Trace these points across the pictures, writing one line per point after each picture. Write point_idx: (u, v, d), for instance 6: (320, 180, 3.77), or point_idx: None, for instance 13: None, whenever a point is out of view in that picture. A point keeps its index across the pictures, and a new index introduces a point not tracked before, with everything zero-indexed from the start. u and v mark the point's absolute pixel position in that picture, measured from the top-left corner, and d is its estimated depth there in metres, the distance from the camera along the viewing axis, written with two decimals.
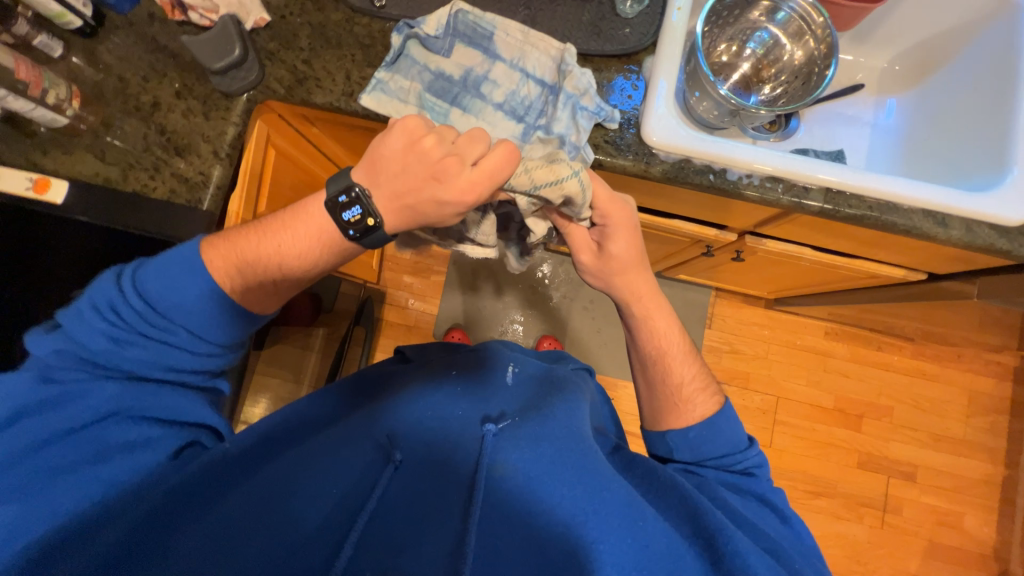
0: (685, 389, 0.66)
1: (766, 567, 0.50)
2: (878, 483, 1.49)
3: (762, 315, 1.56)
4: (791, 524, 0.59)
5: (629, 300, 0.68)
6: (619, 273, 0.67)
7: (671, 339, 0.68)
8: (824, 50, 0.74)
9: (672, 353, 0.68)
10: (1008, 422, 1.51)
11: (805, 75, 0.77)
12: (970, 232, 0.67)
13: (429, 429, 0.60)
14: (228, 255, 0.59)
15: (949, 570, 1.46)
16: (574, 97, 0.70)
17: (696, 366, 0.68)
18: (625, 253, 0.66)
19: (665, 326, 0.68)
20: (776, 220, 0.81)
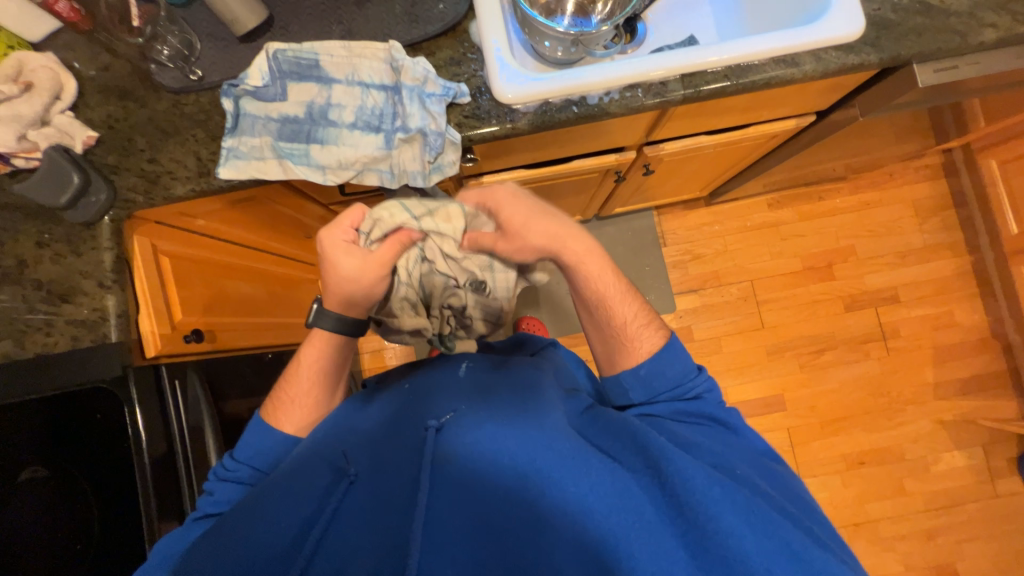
0: (630, 328, 0.72)
1: (707, 479, 0.55)
2: (870, 317, 1.55)
3: (707, 213, 1.59)
4: (741, 431, 0.67)
5: (552, 247, 0.70)
6: (524, 228, 0.69)
7: (605, 280, 0.72)
8: None
9: (612, 294, 0.72)
10: (957, 213, 1.57)
11: None
12: (820, 60, 0.69)
13: (382, 446, 0.66)
14: (275, 398, 0.75)
15: (959, 365, 1.53)
16: (417, 87, 0.67)
17: (637, 304, 0.73)
18: (516, 215, 0.69)
19: (597, 269, 0.71)
20: (662, 124, 0.82)
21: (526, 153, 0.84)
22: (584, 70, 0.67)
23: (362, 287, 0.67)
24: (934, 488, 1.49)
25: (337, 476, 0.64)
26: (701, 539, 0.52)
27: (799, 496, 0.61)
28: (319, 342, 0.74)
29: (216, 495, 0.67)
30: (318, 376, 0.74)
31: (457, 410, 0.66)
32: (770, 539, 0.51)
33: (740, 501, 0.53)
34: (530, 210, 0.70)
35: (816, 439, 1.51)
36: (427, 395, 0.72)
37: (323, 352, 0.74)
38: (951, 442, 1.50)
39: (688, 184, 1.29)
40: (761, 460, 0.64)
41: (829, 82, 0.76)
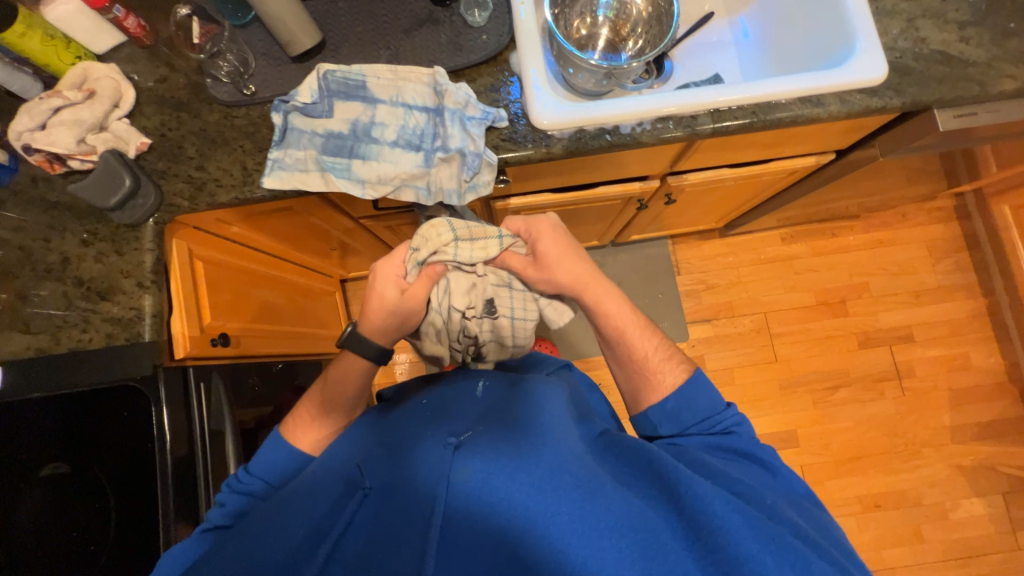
0: (653, 362, 0.73)
1: (726, 505, 0.54)
2: (884, 355, 1.55)
3: (721, 244, 1.61)
4: (782, 474, 0.63)
5: (574, 289, 0.75)
6: (556, 264, 0.73)
7: (624, 317, 0.75)
8: None
9: (631, 328, 0.75)
10: (970, 255, 1.58)
11: (657, 20, 0.83)
12: (845, 102, 0.72)
13: (395, 459, 0.65)
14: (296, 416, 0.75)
15: (976, 408, 1.51)
16: (458, 110, 0.71)
17: (657, 338, 0.75)
18: (551, 247, 0.73)
19: (615, 308, 0.75)
20: (687, 155, 0.85)
21: (555, 177, 0.87)
22: (617, 103, 0.70)
23: (398, 316, 0.72)
24: (953, 536, 1.44)
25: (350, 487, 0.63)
26: (721, 564, 0.51)
27: (831, 532, 0.58)
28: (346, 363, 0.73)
29: (227, 506, 0.66)
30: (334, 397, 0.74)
31: (474, 429, 0.65)
32: (791, 569, 0.50)
33: (758, 527, 0.53)
34: (566, 246, 0.74)
35: (830, 478, 1.47)
36: (445, 412, 0.71)
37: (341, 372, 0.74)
38: (969, 488, 1.46)
39: (705, 215, 1.32)
40: (790, 496, 0.61)
41: (850, 123, 0.79)
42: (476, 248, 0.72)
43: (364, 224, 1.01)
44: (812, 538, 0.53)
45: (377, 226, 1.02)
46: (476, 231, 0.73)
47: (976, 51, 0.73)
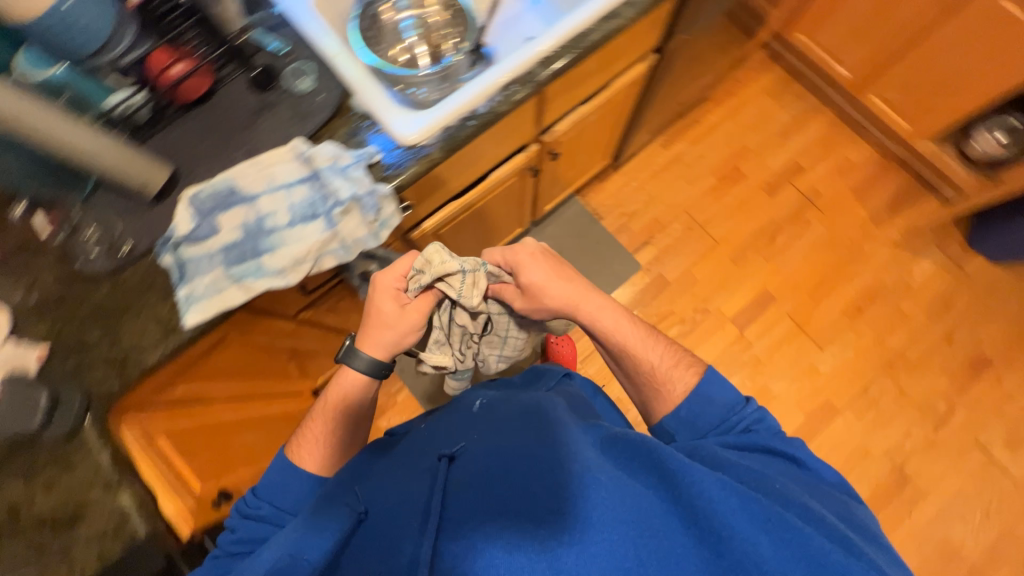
0: (662, 373, 0.80)
1: (722, 489, 0.56)
2: (790, 191, 1.73)
3: (620, 176, 1.74)
4: (808, 464, 0.68)
5: (569, 311, 0.83)
6: (544, 296, 0.82)
7: (625, 331, 0.82)
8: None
9: (635, 341, 0.82)
10: (799, 83, 1.83)
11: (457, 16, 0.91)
12: (635, 4, 0.83)
13: (392, 481, 0.68)
14: (309, 443, 0.77)
15: (878, 192, 1.72)
16: (334, 165, 0.73)
17: (663, 345, 0.83)
18: (538, 281, 0.82)
19: (613, 322, 0.83)
20: (543, 109, 0.93)
21: (449, 182, 0.91)
22: (464, 90, 0.77)
23: (394, 332, 0.74)
24: (924, 298, 1.62)
25: (344, 514, 0.64)
26: (713, 547, 0.53)
27: (846, 513, 0.61)
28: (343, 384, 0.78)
29: (237, 533, 0.70)
30: (339, 419, 0.77)
31: (468, 444, 0.70)
32: (785, 548, 0.52)
33: (756, 510, 0.54)
34: (548, 273, 0.82)
35: (814, 309, 1.61)
36: (443, 433, 0.75)
37: (342, 394, 0.77)
38: (910, 255, 1.66)
39: (592, 158, 1.43)
40: (814, 484, 0.65)
41: (647, 21, 0.91)
42: (471, 282, 0.75)
43: (305, 317, 0.99)
44: (811, 515, 0.56)
45: (319, 312, 1.01)
46: (475, 260, 0.77)
47: None
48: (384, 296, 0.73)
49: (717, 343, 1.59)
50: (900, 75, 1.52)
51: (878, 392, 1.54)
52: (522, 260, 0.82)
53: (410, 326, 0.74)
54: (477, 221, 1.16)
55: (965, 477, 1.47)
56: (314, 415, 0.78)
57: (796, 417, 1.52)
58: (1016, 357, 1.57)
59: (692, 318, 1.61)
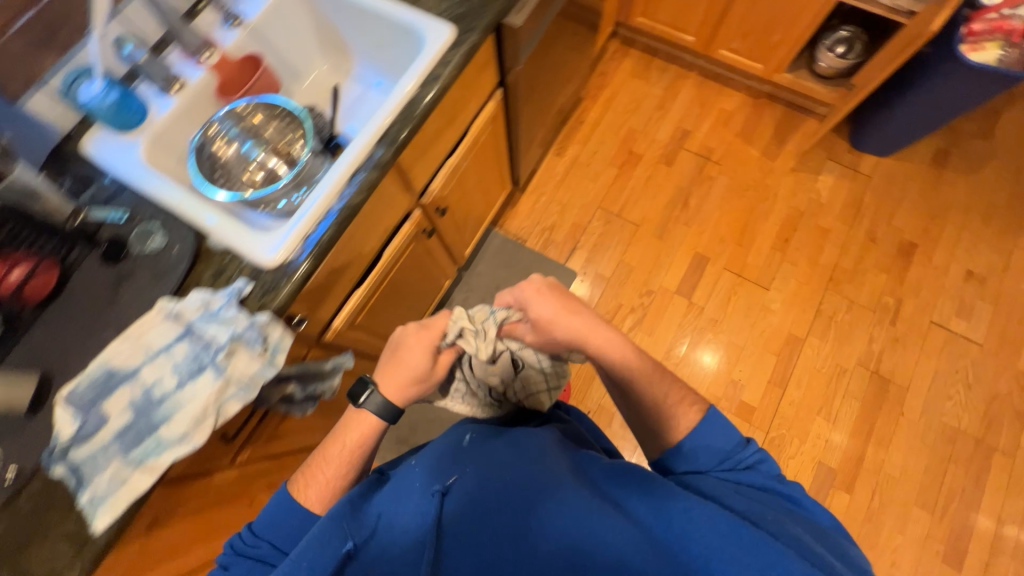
0: (667, 406, 0.75)
1: (716, 524, 0.54)
2: (686, 154, 1.80)
3: (528, 196, 1.78)
4: (802, 504, 0.65)
5: (573, 338, 0.82)
6: (548, 325, 0.83)
7: (629, 361, 0.79)
8: (273, 108, 0.91)
9: (638, 373, 0.78)
10: (657, 57, 1.93)
11: (291, 121, 0.92)
12: (450, 61, 0.86)
13: (386, 522, 0.62)
14: (315, 487, 0.74)
15: (762, 129, 1.82)
16: (207, 312, 0.72)
17: (668, 381, 0.79)
18: (540, 311, 0.83)
19: (614, 350, 0.80)
20: (407, 177, 0.94)
21: (340, 278, 0.90)
22: (311, 199, 0.79)
23: (418, 384, 0.83)
24: (837, 209, 1.70)
25: (339, 543, 0.59)
26: None
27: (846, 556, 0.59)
28: (364, 421, 0.78)
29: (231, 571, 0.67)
30: (353, 457, 0.76)
31: (463, 474, 0.65)
32: None
33: (755, 545, 0.52)
34: (553, 306, 0.82)
35: (746, 254, 1.66)
36: (440, 462, 0.69)
37: (359, 433, 0.77)
38: (811, 175, 1.75)
39: (488, 192, 1.45)
40: (813, 528, 0.62)
41: (472, 68, 0.94)
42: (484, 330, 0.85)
43: (245, 459, 0.94)
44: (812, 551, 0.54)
45: (259, 452, 0.97)
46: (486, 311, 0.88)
47: None
48: (412, 350, 0.82)
49: (671, 318, 1.62)
50: (735, 27, 1.63)
51: (831, 309, 1.58)
52: (528, 295, 0.84)
53: (430, 375, 0.84)
54: (393, 295, 1.15)
55: (936, 359, 1.52)
56: (320, 458, 0.76)
57: (768, 361, 1.54)
58: (934, 233, 1.65)
59: (640, 303, 1.63)
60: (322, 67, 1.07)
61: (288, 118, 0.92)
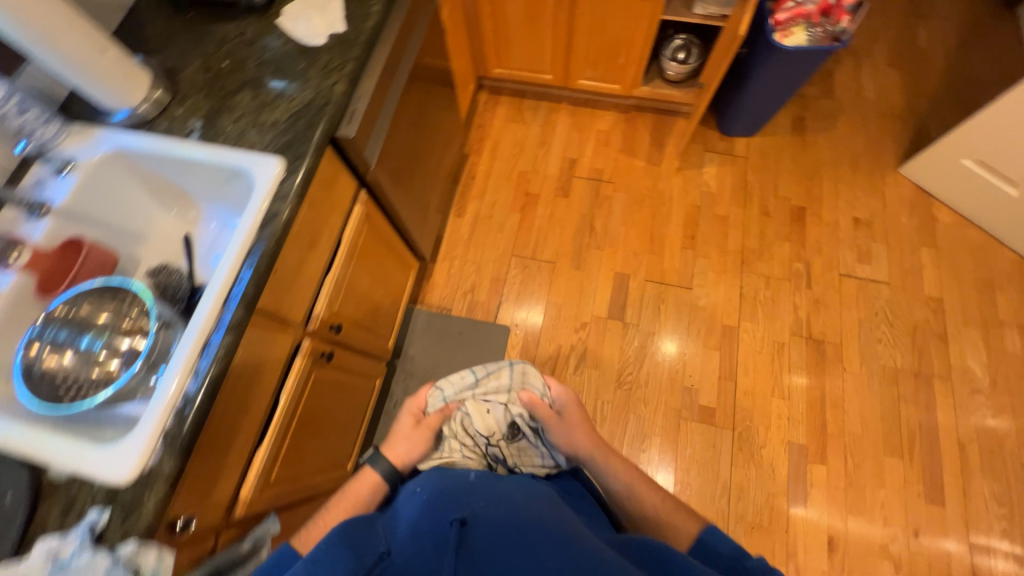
0: (664, 509, 0.83)
1: None
2: (579, 181, 1.84)
3: (440, 264, 1.75)
4: None
5: (592, 455, 0.90)
6: (572, 436, 0.90)
7: (630, 476, 0.88)
8: (101, 290, 0.84)
9: (636, 484, 0.87)
10: (526, 98, 1.99)
11: (127, 295, 0.84)
12: (285, 195, 0.81)
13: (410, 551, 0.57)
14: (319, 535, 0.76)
15: (640, 139, 1.89)
16: (55, 567, 0.61)
17: (661, 494, 0.86)
18: (569, 417, 0.94)
19: (619, 467, 0.89)
20: (279, 318, 0.87)
21: (228, 453, 0.81)
22: (159, 389, 0.69)
23: (410, 442, 0.90)
24: (729, 195, 1.78)
25: (354, 564, 0.55)
26: None
27: None
28: (371, 475, 0.84)
29: None
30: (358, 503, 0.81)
31: (479, 510, 0.62)
32: None
33: None
34: (580, 425, 0.93)
35: (662, 261, 1.69)
36: (463, 491, 0.66)
37: (365, 483, 0.84)
38: (696, 170, 1.83)
39: (392, 281, 1.40)
40: None
41: (317, 190, 0.90)
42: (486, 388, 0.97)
43: None
44: None
45: None
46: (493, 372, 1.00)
47: (303, 93, 0.90)
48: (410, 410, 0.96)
49: (612, 344, 1.60)
50: (583, 60, 1.70)
51: (753, 290, 1.63)
52: (569, 409, 0.96)
53: (420, 435, 0.91)
54: (311, 430, 1.06)
55: (857, 308, 1.60)
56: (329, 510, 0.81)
57: (713, 358, 1.56)
58: (817, 193, 1.77)
59: (579, 339, 1.61)
60: (169, 214, 0.99)
61: (126, 296, 0.84)
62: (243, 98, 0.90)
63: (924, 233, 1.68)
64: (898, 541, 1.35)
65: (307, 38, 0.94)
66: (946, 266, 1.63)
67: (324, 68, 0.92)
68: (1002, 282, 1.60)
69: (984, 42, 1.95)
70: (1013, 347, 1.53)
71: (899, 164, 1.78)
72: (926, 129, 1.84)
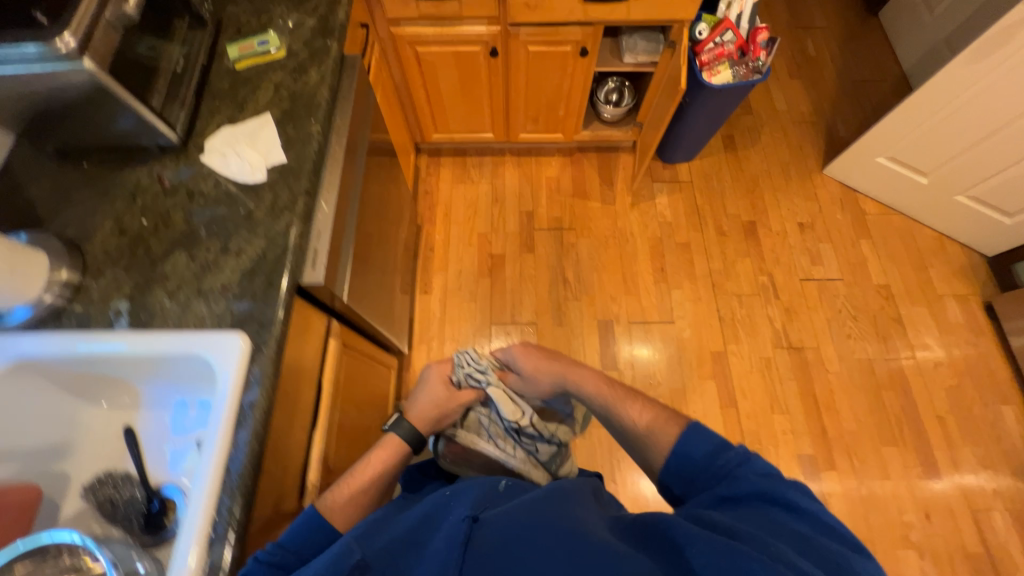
0: (644, 423, 0.80)
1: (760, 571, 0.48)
2: (540, 233, 1.81)
3: (418, 350, 1.63)
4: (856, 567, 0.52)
5: (566, 383, 0.92)
6: (535, 372, 0.94)
7: (604, 392, 0.87)
8: (26, 557, 0.62)
9: (617, 404, 0.85)
10: (469, 156, 1.93)
11: (64, 553, 0.63)
12: (256, 382, 0.68)
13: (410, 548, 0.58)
14: (348, 506, 0.74)
15: (590, 180, 1.90)
16: None
17: (642, 403, 0.84)
18: (528, 357, 0.95)
19: (595, 389, 0.88)
20: (273, 514, 0.73)
21: None
22: None
23: (436, 410, 0.92)
24: (685, 220, 1.83)
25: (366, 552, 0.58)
26: None
27: None
28: (394, 442, 0.85)
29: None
30: (382, 477, 0.80)
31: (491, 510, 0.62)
32: None
33: None
34: (536, 358, 0.95)
35: (640, 300, 1.69)
36: (479, 499, 0.66)
37: (388, 455, 0.83)
38: (649, 202, 1.86)
39: (378, 394, 1.26)
40: None
41: (290, 351, 0.77)
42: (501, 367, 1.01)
43: None
44: None
45: None
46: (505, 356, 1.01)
47: (251, 246, 0.76)
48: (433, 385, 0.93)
49: None
50: (523, 117, 1.66)
51: (729, 311, 1.68)
52: (521, 352, 0.96)
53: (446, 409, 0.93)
54: None
55: (822, 309, 1.69)
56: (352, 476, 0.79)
57: (710, 388, 1.57)
58: (761, 204, 1.87)
59: None
60: (100, 406, 0.81)
61: (58, 548, 0.62)
62: (177, 261, 0.75)
63: (858, 226, 1.83)
64: (915, 528, 1.41)
65: (243, 175, 0.81)
66: (883, 253, 1.78)
67: (272, 208, 0.79)
68: (931, 259, 1.77)
69: (860, 46, 2.19)
70: (955, 316, 1.68)
71: (822, 165, 1.93)
72: (835, 130, 2.01)
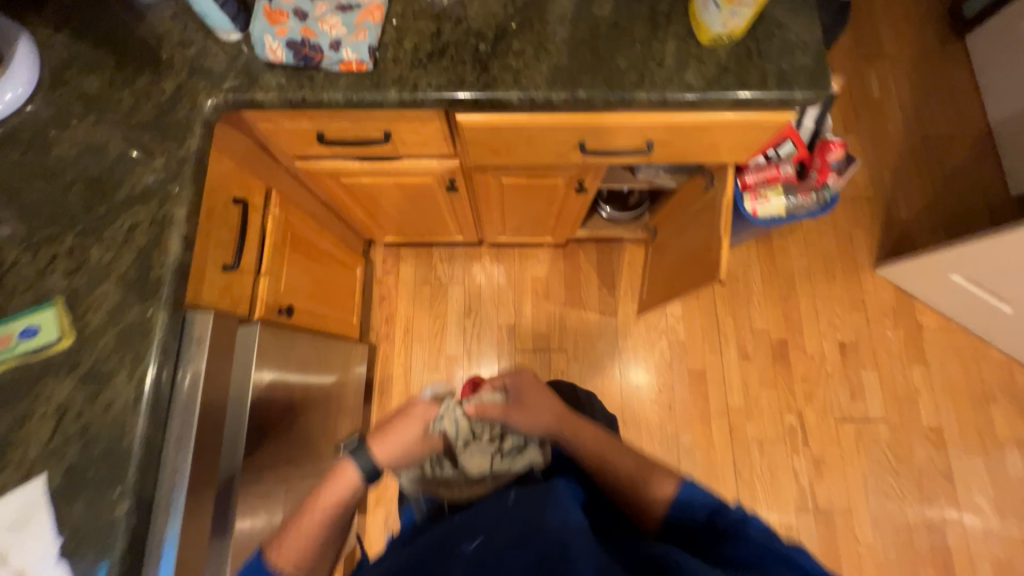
0: (641, 477, 0.65)
1: None
2: (523, 355, 1.47)
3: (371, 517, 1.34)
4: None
5: (562, 432, 0.71)
6: (528, 410, 0.72)
7: (598, 440, 0.70)
8: None
9: (610, 450, 0.69)
10: (436, 248, 1.53)
11: None
12: None
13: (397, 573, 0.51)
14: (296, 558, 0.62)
15: (587, 283, 1.52)
16: None
17: (631, 454, 0.69)
18: (530, 400, 0.73)
19: (590, 438, 0.70)
20: None
21: None
22: None
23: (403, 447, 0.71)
24: (701, 339, 1.49)
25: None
26: None
27: None
28: (348, 472, 0.68)
29: None
30: (333, 515, 0.66)
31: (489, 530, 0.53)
32: None
33: None
34: (535, 393, 0.74)
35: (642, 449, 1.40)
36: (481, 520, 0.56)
37: (343, 487, 0.67)
38: (658, 312, 1.51)
39: None
40: None
41: None
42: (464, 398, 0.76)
43: None
44: None
45: None
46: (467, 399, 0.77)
47: None
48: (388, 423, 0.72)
49: None
50: (500, 227, 1.26)
51: (747, 463, 1.40)
52: (523, 387, 0.75)
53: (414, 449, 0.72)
54: None
55: (858, 460, 1.41)
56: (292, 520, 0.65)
57: None
58: (795, 315, 1.51)
59: None
60: None
61: None
62: None
63: (912, 347, 1.50)
64: None
65: None
66: (939, 386, 1.47)
67: None
68: (995, 392, 1.46)
69: (936, 88, 1.72)
70: (1016, 470, 1.41)
71: (876, 264, 1.55)
72: (895, 209, 1.61)
